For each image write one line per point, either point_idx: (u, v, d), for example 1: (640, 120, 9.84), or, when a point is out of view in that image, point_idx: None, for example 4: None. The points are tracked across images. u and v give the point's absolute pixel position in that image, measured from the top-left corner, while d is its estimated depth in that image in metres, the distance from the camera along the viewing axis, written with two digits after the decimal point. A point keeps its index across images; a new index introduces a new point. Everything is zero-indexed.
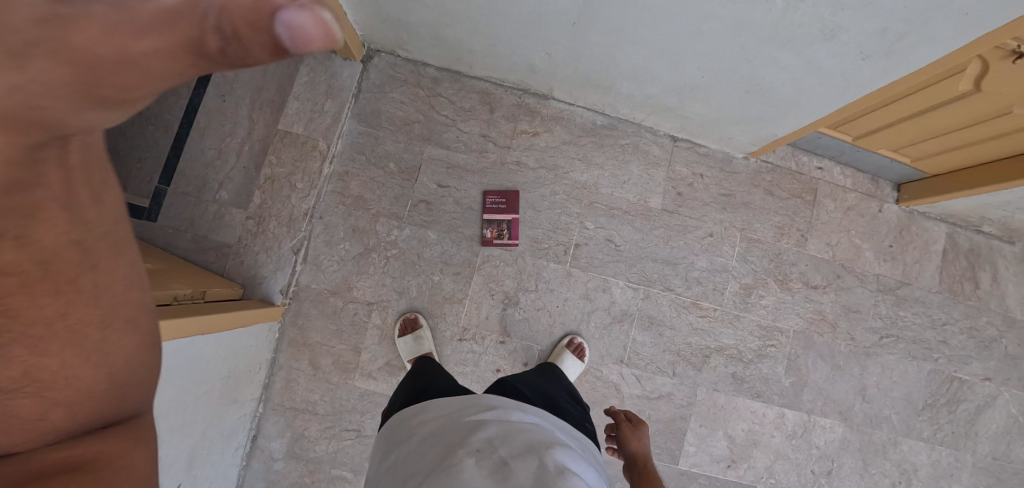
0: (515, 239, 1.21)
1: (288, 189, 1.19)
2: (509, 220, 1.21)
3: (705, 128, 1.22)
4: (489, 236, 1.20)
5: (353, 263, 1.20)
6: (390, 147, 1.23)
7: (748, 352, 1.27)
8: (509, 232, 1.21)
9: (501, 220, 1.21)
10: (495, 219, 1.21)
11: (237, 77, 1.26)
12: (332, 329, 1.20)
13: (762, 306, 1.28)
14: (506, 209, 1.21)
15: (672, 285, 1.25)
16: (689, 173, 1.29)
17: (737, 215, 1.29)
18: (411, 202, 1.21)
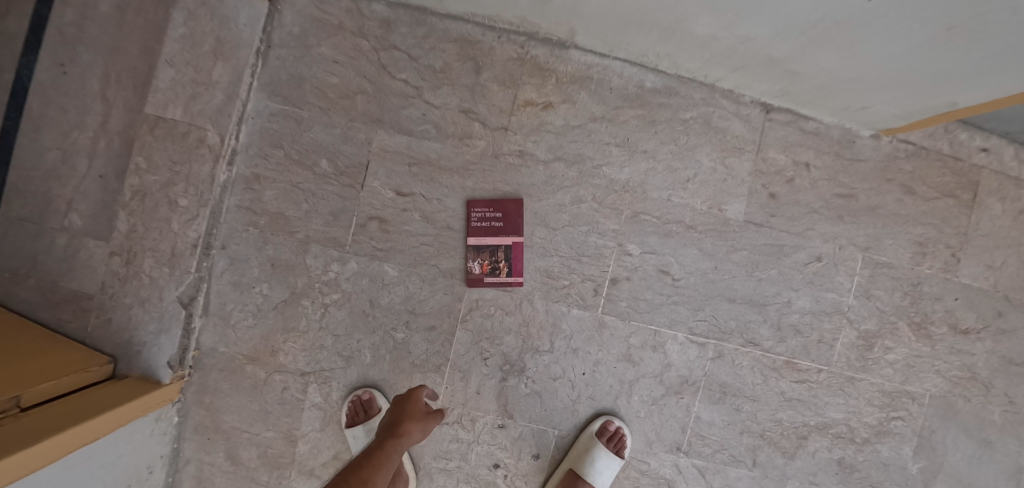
0: (519, 275, 0.78)
1: (168, 207, 0.77)
2: (508, 246, 0.78)
3: (824, 95, 0.77)
4: (478, 271, 0.77)
5: (276, 316, 0.80)
6: (320, 135, 0.79)
7: (864, 429, 0.88)
8: (508, 265, 0.78)
9: (497, 247, 0.77)
10: (486, 247, 0.77)
11: (77, 26, 0.79)
12: (253, 411, 0.82)
13: (887, 364, 0.88)
14: (502, 229, 0.78)
15: (758, 338, 0.83)
16: (788, 162, 0.83)
17: (857, 226, 0.86)
18: (357, 220, 0.78)
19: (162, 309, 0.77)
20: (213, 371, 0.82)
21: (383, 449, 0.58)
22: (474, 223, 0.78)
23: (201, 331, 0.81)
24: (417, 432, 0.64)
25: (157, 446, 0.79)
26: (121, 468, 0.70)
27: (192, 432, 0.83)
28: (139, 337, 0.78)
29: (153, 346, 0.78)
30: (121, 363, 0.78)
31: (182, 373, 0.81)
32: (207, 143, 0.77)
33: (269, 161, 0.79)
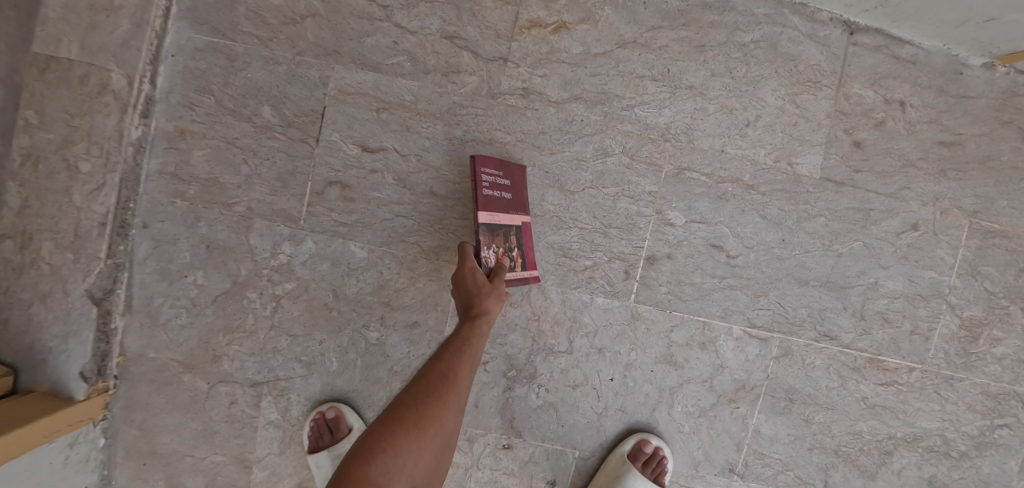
0: (533, 269, 0.55)
1: (62, 173, 0.58)
2: (519, 228, 0.54)
3: (943, 2, 0.55)
4: (491, 262, 0.50)
5: (217, 312, 0.62)
6: (262, 75, 0.60)
7: (962, 440, 0.70)
8: (522, 256, 0.54)
9: (508, 228, 0.52)
10: (500, 227, 0.51)
11: None
12: (196, 431, 0.65)
13: (994, 358, 0.69)
14: (515, 202, 0.54)
15: (836, 330, 0.64)
16: (877, 100, 0.63)
17: (963, 186, 0.66)
18: (312, 186, 0.60)
19: (66, 308, 0.59)
20: (142, 383, 0.65)
21: (458, 339, 0.44)
22: (482, 192, 0.50)
23: (124, 333, 0.64)
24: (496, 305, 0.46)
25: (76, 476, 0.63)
26: None
27: (121, 457, 0.67)
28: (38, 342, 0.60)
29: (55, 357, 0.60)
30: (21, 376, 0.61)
31: (106, 384, 0.64)
32: (109, 88, 0.58)
33: (197, 111, 0.61)
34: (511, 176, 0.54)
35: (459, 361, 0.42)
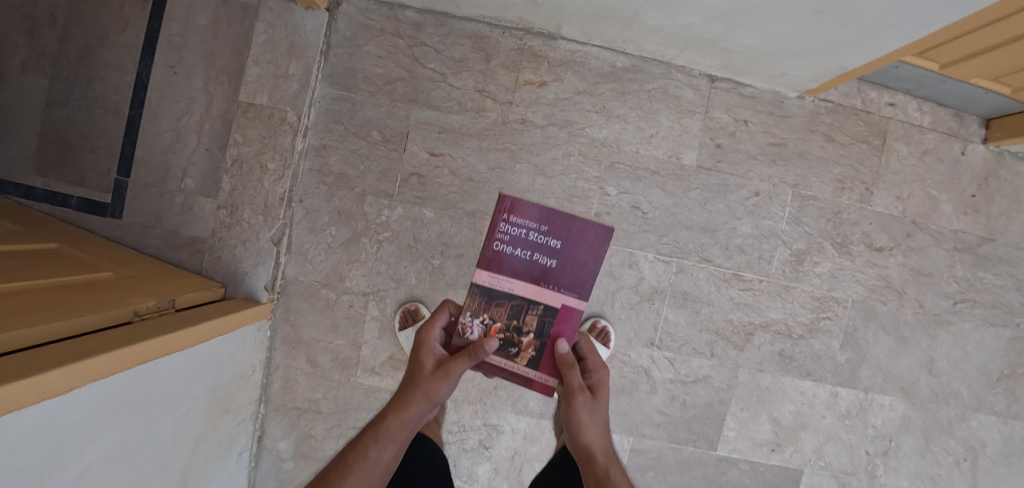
0: (542, 337, 0.77)
1: (259, 170, 1.02)
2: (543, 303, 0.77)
3: (755, 65, 0.98)
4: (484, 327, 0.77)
5: (343, 251, 1.06)
6: (371, 113, 1.04)
7: (799, 327, 1.11)
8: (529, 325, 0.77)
9: (532, 299, 0.77)
10: (510, 294, 0.76)
11: (184, 39, 1.04)
12: (327, 325, 1.08)
13: (817, 274, 1.10)
14: (548, 270, 0.77)
15: (711, 256, 1.07)
16: (731, 120, 1.06)
17: (789, 168, 1.08)
18: (401, 176, 1.04)
19: (258, 247, 1.03)
20: (295, 297, 1.07)
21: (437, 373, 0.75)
22: (505, 250, 0.76)
23: (286, 266, 1.06)
24: (456, 367, 0.75)
25: (258, 351, 1.05)
26: (234, 361, 0.97)
27: (280, 343, 1.09)
28: (241, 269, 1.04)
29: (253, 275, 1.04)
30: (229, 289, 1.04)
31: (272, 297, 1.06)
32: (287, 121, 1.01)
33: (333, 134, 1.04)
34: (561, 251, 0.77)
35: (420, 396, 0.75)
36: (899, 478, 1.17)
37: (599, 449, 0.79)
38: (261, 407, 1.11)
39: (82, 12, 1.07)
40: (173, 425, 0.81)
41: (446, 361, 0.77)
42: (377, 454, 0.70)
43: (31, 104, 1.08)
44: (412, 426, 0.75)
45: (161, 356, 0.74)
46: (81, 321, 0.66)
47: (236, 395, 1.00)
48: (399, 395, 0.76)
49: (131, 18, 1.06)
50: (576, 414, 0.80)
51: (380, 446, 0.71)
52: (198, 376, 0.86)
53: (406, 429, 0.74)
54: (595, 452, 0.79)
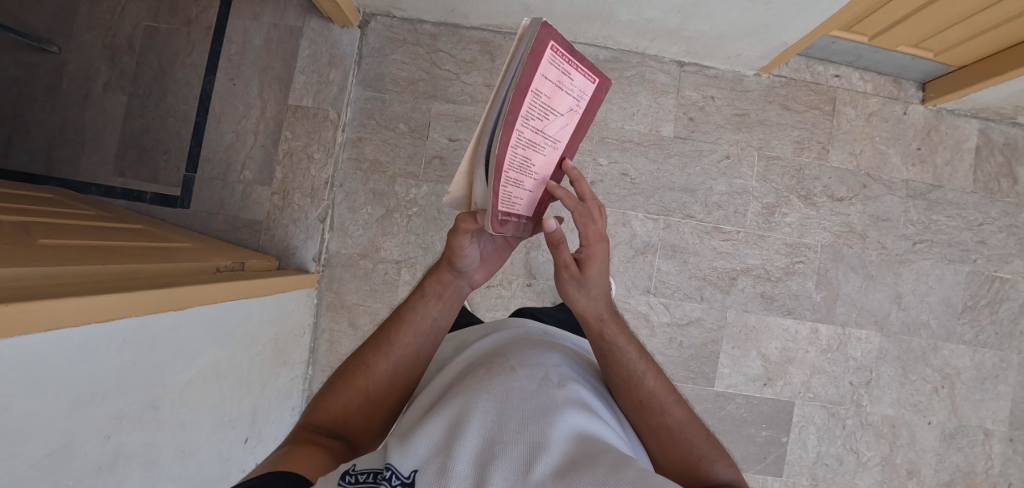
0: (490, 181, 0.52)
1: (307, 161, 1.24)
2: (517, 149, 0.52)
3: (714, 49, 1.18)
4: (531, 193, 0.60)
5: (378, 225, 1.26)
6: (398, 108, 1.25)
7: (776, 270, 1.28)
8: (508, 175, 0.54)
9: None
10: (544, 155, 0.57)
11: (241, 57, 1.27)
12: (366, 290, 1.26)
13: (786, 224, 1.28)
14: (538, 122, 0.48)
15: (693, 212, 1.26)
16: (699, 97, 1.27)
17: (752, 134, 1.27)
18: (426, 159, 1.25)
19: (307, 224, 1.24)
20: (337, 267, 1.27)
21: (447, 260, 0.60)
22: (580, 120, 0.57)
23: (329, 241, 1.26)
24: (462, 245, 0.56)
25: (307, 314, 1.24)
26: (290, 318, 1.16)
27: (325, 309, 1.28)
28: (294, 244, 1.25)
29: (303, 249, 1.25)
30: (282, 262, 1.25)
31: (318, 268, 1.26)
32: (329, 119, 1.23)
33: (366, 128, 1.25)
34: (542, 84, 0.46)
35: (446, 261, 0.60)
36: (883, 405, 1.30)
37: (594, 314, 0.59)
38: (309, 368, 1.29)
39: (155, 41, 1.30)
40: (249, 362, 1.01)
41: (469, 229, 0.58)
42: (427, 310, 0.59)
43: (112, 118, 1.30)
44: (455, 290, 0.61)
45: (233, 299, 0.93)
46: (159, 268, 0.85)
47: (290, 350, 1.19)
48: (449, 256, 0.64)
49: (197, 43, 1.29)
50: (562, 289, 0.60)
51: (428, 301, 0.60)
52: (265, 324, 1.06)
53: (451, 291, 0.61)
54: (589, 316, 0.59)
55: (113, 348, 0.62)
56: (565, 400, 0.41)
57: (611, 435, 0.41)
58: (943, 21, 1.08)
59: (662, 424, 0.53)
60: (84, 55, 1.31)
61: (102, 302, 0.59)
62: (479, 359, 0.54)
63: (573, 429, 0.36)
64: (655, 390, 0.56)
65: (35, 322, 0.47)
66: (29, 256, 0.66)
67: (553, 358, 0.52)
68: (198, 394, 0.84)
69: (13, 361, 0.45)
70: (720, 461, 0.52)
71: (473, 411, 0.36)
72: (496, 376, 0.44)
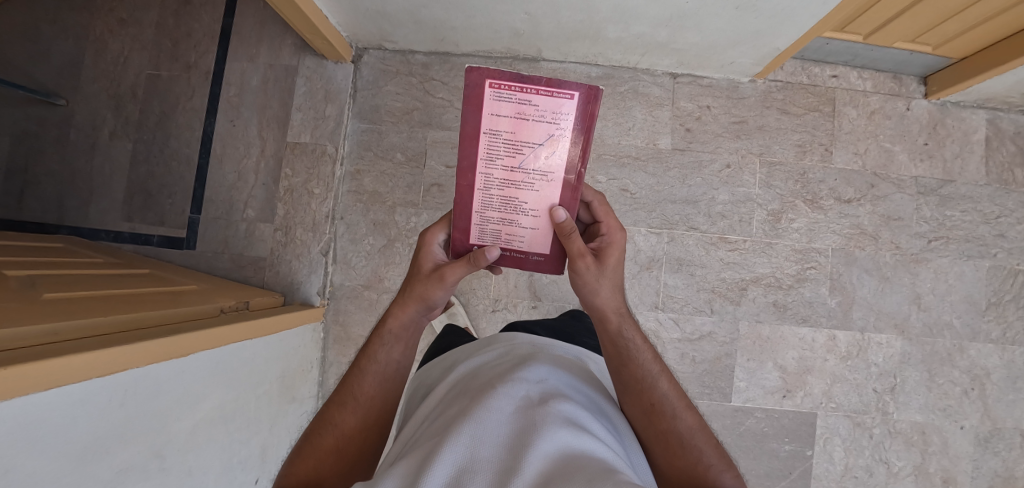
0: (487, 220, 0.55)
1: (307, 196, 1.25)
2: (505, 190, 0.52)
3: (706, 58, 1.17)
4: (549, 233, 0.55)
5: (380, 256, 1.26)
6: (394, 139, 1.26)
7: (787, 278, 1.25)
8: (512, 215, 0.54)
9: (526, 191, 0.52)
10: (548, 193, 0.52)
11: (240, 98, 1.30)
12: (371, 321, 1.26)
13: (794, 229, 1.25)
14: (508, 160, 0.50)
15: (697, 224, 1.24)
16: (695, 107, 1.26)
17: (752, 141, 1.26)
18: (425, 187, 1.26)
19: (310, 258, 1.25)
20: (342, 299, 1.27)
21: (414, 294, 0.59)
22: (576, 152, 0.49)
23: (333, 274, 1.27)
24: (451, 274, 0.57)
25: (313, 349, 1.24)
26: (296, 353, 1.16)
27: (332, 342, 1.27)
28: (298, 279, 1.26)
29: (307, 283, 1.26)
30: (288, 297, 1.26)
31: (323, 302, 1.26)
32: (328, 154, 1.25)
33: (364, 159, 1.27)
34: (498, 123, 0.48)
35: (413, 298, 0.59)
36: (911, 412, 1.25)
37: (613, 309, 0.59)
38: (319, 403, 1.28)
39: (157, 87, 1.34)
40: (255, 400, 1.01)
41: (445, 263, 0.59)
42: (387, 354, 0.58)
43: (118, 165, 1.33)
44: (415, 328, 0.61)
45: (238, 341, 0.93)
46: (164, 314, 0.86)
47: (298, 386, 1.18)
48: (401, 292, 0.61)
49: (197, 87, 1.32)
50: (578, 279, 0.57)
51: (386, 345, 0.58)
52: (271, 362, 1.06)
53: (410, 331, 0.60)
54: (608, 310, 0.59)
55: (117, 401, 0.62)
56: (549, 415, 0.39)
57: (603, 446, 0.39)
58: (938, 15, 1.06)
59: (672, 428, 0.52)
60: (90, 106, 1.35)
61: (104, 358, 0.60)
62: (464, 382, 0.52)
63: (552, 448, 0.34)
64: (668, 394, 0.54)
65: (33, 383, 0.48)
66: (33, 313, 0.66)
67: (537, 373, 0.50)
68: (205, 438, 0.83)
69: (11, 427, 0.45)
70: (727, 472, 0.50)
71: (443, 444, 0.34)
72: (473, 402, 0.42)
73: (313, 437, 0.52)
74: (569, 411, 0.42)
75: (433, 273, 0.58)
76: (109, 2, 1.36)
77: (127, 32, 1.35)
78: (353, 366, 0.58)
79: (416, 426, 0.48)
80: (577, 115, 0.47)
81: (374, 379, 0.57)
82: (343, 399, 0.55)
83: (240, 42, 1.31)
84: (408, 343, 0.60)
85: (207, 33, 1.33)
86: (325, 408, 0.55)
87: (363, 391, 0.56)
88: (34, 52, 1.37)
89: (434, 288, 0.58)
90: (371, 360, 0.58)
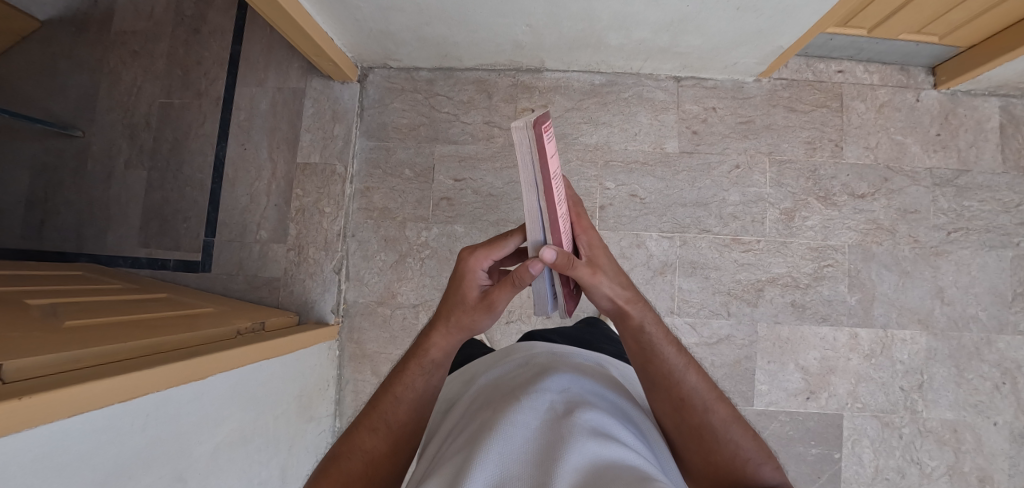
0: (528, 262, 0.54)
1: (319, 215, 1.27)
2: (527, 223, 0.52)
3: (709, 60, 1.17)
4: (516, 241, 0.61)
5: (392, 271, 1.27)
6: (402, 155, 1.28)
7: (804, 277, 1.23)
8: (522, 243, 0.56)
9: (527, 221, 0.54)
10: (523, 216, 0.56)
11: (250, 122, 1.33)
12: (386, 337, 1.26)
13: (809, 227, 1.24)
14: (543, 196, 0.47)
15: (709, 226, 1.23)
16: (700, 109, 1.26)
17: (760, 140, 1.25)
18: (434, 201, 1.27)
19: (324, 277, 1.27)
20: (356, 316, 1.27)
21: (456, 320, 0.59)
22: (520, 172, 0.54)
23: (347, 291, 1.27)
24: (500, 300, 0.56)
25: (330, 366, 1.25)
26: (313, 372, 1.17)
27: (347, 360, 1.28)
28: (312, 298, 1.27)
29: (321, 302, 1.26)
30: (303, 317, 1.26)
31: (337, 319, 1.27)
32: (337, 173, 1.27)
33: (373, 177, 1.28)
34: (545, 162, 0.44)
35: (457, 326, 0.59)
36: (941, 410, 1.21)
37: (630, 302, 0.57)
38: (337, 421, 1.28)
39: (170, 115, 1.37)
40: (274, 420, 1.01)
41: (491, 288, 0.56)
42: (424, 382, 0.57)
43: (134, 192, 1.36)
44: (453, 353, 0.60)
45: (254, 361, 0.93)
46: (183, 338, 0.87)
47: (316, 404, 1.19)
48: (440, 318, 0.60)
49: (208, 113, 1.35)
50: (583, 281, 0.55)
51: (426, 373, 0.58)
52: (288, 382, 1.06)
53: (450, 357, 0.60)
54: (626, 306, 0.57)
55: (138, 426, 0.62)
56: (575, 425, 0.38)
57: (633, 454, 0.38)
58: (942, 5, 1.05)
59: (706, 423, 0.51)
60: (106, 136, 1.39)
61: (124, 384, 0.60)
62: (485, 395, 0.52)
63: (582, 459, 0.33)
64: (697, 387, 0.54)
65: (44, 414, 0.48)
66: (57, 341, 0.68)
67: (559, 382, 0.49)
68: (225, 460, 0.83)
69: (21, 457, 0.45)
70: (765, 464, 0.50)
71: (471, 463, 0.34)
72: (496, 416, 0.42)
73: (340, 458, 0.51)
74: (595, 420, 0.41)
75: (484, 300, 0.56)
76: (122, 35, 1.41)
77: (140, 63, 1.39)
78: (387, 387, 0.57)
79: (440, 444, 0.47)
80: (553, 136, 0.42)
81: (407, 405, 0.56)
82: (375, 421, 0.54)
83: (249, 67, 1.34)
84: (444, 371, 0.59)
85: (216, 61, 1.37)
86: (357, 430, 0.54)
87: (395, 415, 0.55)
88: (52, 87, 1.42)
89: (483, 314, 0.57)
90: (408, 386, 0.57)
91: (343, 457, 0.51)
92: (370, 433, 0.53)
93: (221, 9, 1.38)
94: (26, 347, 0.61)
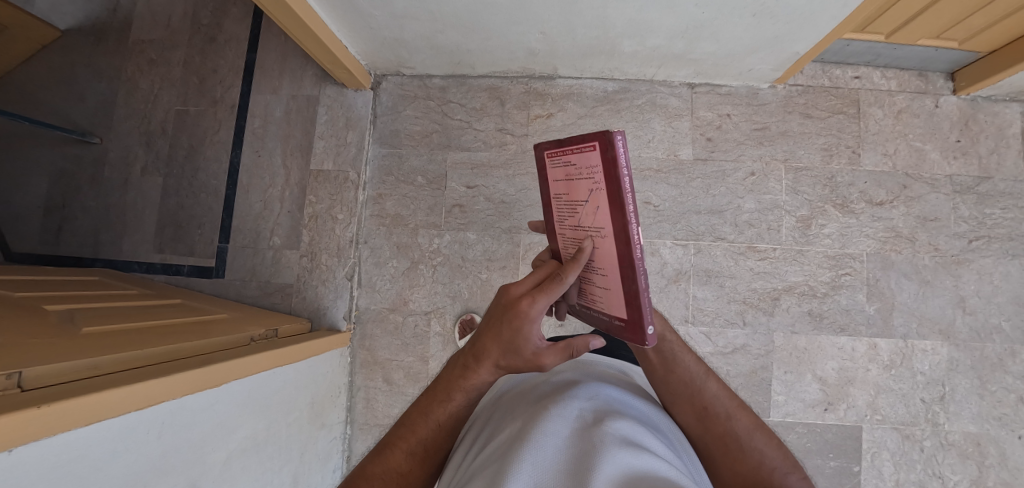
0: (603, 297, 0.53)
1: (331, 222, 1.28)
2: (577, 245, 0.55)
3: (722, 67, 1.16)
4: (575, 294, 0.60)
5: (403, 278, 1.27)
6: (415, 162, 1.28)
7: (821, 285, 1.21)
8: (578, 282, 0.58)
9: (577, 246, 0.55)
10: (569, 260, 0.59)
11: (264, 129, 1.34)
12: (397, 344, 1.26)
13: (825, 235, 1.22)
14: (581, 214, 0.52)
15: (723, 234, 1.22)
16: (715, 116, 1.25)
17: (775, 147, 1.23)
18: (446, 208, 1.27)
19: (336, 283, 1.27)
20: (367, 323, 1.27)
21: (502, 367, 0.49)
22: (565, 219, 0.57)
23: (359, 297, 1.28)
24: (550, 359, 0.48)
25: (342, 373, 1.24)
26: (324, 379, 1.16)
27: (359, 367, 1.27)
28: (324, 304, 1.27)
29: (333, 308, 1.27)
30: (315, 323, 1.27)
31: (349, 326, 1.27)
32: (350, 180, 1.28)
33: (386, 183, 1.29)
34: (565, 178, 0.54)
35: (499, 369, 0.49)
36: (963, 423, 1.18)
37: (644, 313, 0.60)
38: (348, 428, 1.27)
39: (186, 122, 1.39)
40: (286, 428, 1.01)
41: (544, 347, 0.48)
42: (456, 409, 0.52)
43: (150, 198, 1.38)
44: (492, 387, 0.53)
45: (267, 368, 0.94)
46: (199, 344, 0.87)
47: (328, 411, 1.18)
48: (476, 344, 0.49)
49: (223, 120, 1.37)
50: None
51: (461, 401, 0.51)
52: (301, 389, 1.06)
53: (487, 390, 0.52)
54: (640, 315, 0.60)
55: (153, 434, 0.63)
56: (607, 434, 0.38)
57: (666, 465, 0.36)
58: (964, 9, 1.03)
59: (730, 430, 0.51)
60: (123, 143, 1.41)
61: (142, 391, 0.61)
62: (510, 404, 0.51)
63: (616, 470, 0.32)
64: (718, 394, 0.54)
65: (65, 422, 0.49)
66: (77, 347, 0.68)
67: (587, 390, 0.48)
68: (238, 469, 0.83)
69: (39, 467, 0.45)
70: (792, 473, 0.49)
71: (504, 474, 0.33)
72: (526, 425, 0.41)
73: (374, 463, 0.50)
74: (626, 429, 0.40)
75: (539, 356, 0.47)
76: (140, 44, 1.43)
77: (157, 71, 1.41)
78: (425, 405, 0.53)
79: (466, 454, 0.47)
80: (604, 161, 0.46)
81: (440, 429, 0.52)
82: (409, 435, 0.51)
83: (263, 75, 1.35)
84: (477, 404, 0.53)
85: (231, 68, 1.38)
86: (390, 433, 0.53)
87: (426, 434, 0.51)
88: (70, 95, 1.44)
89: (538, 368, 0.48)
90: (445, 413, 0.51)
91: (375, 463, 0.50)
92: (402, 446, 0.51)
93: (237, 18, 1.40)
94: (46, 354, 0.61)
